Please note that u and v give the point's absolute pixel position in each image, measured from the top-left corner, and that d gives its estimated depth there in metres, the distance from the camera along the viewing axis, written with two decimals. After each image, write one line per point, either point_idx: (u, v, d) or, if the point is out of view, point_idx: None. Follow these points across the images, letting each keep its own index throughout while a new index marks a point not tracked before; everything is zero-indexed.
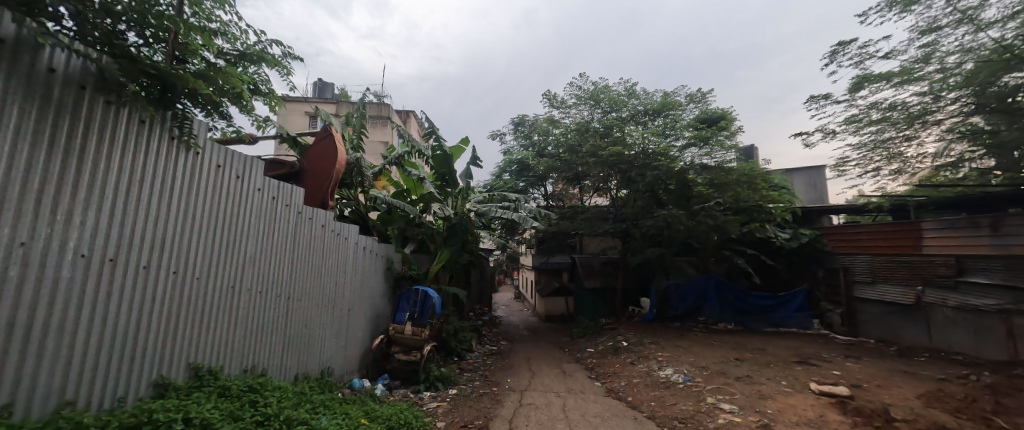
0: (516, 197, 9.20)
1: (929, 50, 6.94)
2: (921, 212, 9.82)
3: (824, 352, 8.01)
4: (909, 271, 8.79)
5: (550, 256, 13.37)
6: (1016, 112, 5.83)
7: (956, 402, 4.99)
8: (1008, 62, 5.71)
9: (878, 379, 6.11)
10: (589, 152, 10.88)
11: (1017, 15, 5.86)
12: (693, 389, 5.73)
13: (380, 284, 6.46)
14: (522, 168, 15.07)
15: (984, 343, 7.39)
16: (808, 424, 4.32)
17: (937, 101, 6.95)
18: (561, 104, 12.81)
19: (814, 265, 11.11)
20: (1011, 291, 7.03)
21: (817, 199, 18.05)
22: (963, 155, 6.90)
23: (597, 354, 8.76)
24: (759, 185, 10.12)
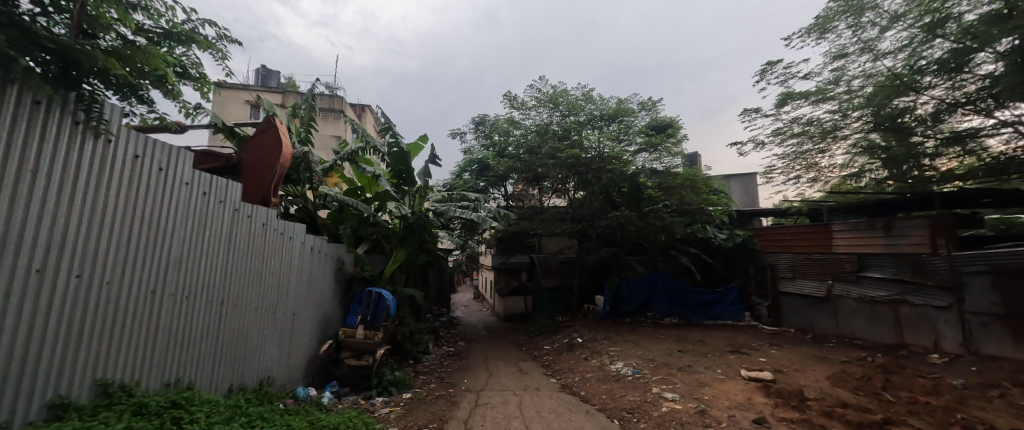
0: (475, 197, 9.11)
1: (838, 74, 8.00)
2: (835, 215, 10.95)
3: (754, 342, 8.71)
4: (822, 268, 9.73)
5: (510, 256, 13.41)
6: (902, 131, 7.03)
7: (856, 381, 5.61)
8: (897, 88, 6.84)
9: (797, 364, 6.74)
10: (548, 153, 11.05)
11: (905, 49, 6.79)
12: (640, 380, 6.00)
13: (329, 285, 6.16)
14: (482, 167, 15.02)
15: (879, 329, 8.30)
16: (737, 406, 4.65)
17: (843, 119, 8.08)
18: (520, 105, 12.89)
19: (747, 263, 12.05)
20: (897, 283, 8.01)
21: (751, 203, 19.62)
22: (863, 166, 8.12)
23: (554, 352, 8.92)
24: (702, 189, 10.98)
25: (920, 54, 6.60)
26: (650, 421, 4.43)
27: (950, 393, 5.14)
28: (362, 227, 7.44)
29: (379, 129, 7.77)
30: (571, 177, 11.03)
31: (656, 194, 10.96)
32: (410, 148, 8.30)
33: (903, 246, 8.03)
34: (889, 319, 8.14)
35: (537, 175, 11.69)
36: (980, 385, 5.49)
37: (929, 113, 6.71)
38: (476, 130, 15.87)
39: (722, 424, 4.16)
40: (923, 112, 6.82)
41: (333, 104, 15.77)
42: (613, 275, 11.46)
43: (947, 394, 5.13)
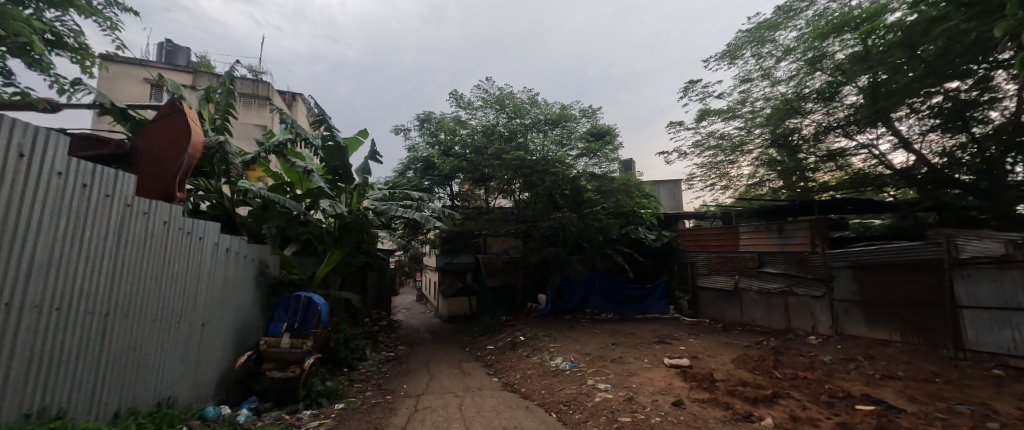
0: (419, 196, 8.98)
1: (744, 97, 9.86)
2: (744, 219, 12.26)
3: (677, 332, 9.53)
4: (730, 264, 10.87)
5: (455, 256, 13.33)
6: (793, 148, 8.96)
7: (756, 361, 6.39)
8: (789, 111, 8.63)
9: (711, 350, 7.51)
10: (493, 155, 11.14)
11: (794, 79, 8.70)
12: (577, 374, 6.32)
13: (249, 291, 5.74)
14: (426, 166, 14.74)
15: (773, 317, 9.52)
16: (660, 391, 5.10)
17: (748, 136, 9.92)
18: (466, 105, 12.85)
19: (672, 261, 13.11)
20: (786, 276, 9.25)
21: (677, 207, 21.34)
22: (763, 177, 10.15)
23: (496, 351, 9.06)
24: (634, 193, 11.79)
25: (805, 83, 8.33)
26: (584, 412, 4.70)
27: (822, 368, 6.07)
28: (291, 227, 7.05)
29: (312, 121, 7.36)
30: (516, 178, 11.23)
31: (595, 197, 11.39)
32: (349, 142, 7.96)
33: (793, 245, 9.16)
34: (783, 310, 9.27)
35: (483, 175, 11.74)
36: (842, 360, 6.55)
37: (811, 133, 8.62)
38: (422, 128, 15.56)
39: (646, 408, 4.53)
40: (807, 131, 8.72)
41: (256, 89, 14.54)
42: (556, 274, 11.88)
43: (820, 368, 6.03)
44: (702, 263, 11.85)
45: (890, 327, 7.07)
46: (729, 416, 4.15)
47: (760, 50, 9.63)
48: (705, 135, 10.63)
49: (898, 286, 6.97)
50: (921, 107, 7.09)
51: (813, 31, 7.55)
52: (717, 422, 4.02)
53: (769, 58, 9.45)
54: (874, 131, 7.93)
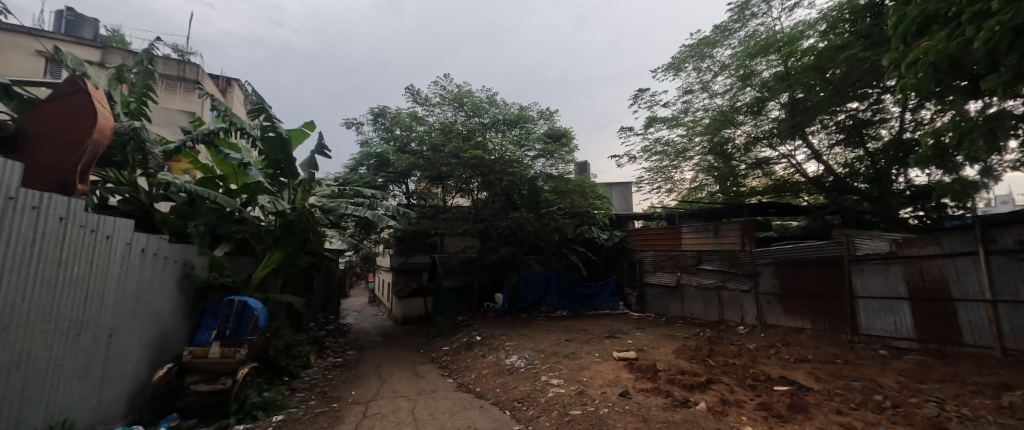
0: (371, 194, 8.75)
1: (686, 107, 10.61)
2: (688, 220, 13.08)
3: (625, 327, 9.99)
4: (673, 262, 11.55)
5: (409, 256, 13.08)
6: (728, 156, 9.96)
7: (693, 351, 6.86)
8: (722, 122, 9.58)
9: (655, 343, 7.96)
10: (451, 153, 11.04)
11: (727, 93, 9.59)
12: (531, 371, 6.46)
13: (171, 297, 5.26)
14: (380, 162, 14.28)
15: (708, 309, 10.25)
16: (608, 384, 5.35)
17: (689, 144, 10.69)
18: (423, 101, 12.63)
19: (622, 260, 13.70)
20: (720, 272, 9.98)
21: (628, 208, 22.33)
22: (703, 182, 11.03)
23: (451, 352, 9.02)
24: (588, 195, 12.21)
25: (738, 97, 9.24)
26: (538, 408, 4.83)
27: (749, 354, 6.64)
28: (222, 224, 6.67)
29: (250, 109, 6.84)
30: (475, 177, 11.26)
31: (552, 197, 11.80)
32: (294, 133, 7.56)
33: (726, 244, 9.94)
34: (719, 305, 9.96)
35: (441, 174, 11.62)
36: (765, 346, 7.22)
37: (741, 143, 9.65)
38: (377, 123, 15.09)
39: (595, 400, 4.75)
40: (738, 141, 9.72)
41: (185, 72, 12.33)
42: (512, 273, 12.00)
43: (747, 355, 6.60)
44: (650, 263, 12.48)
45: (803, 316, 7.87)
46: (669, 403, 4.46)
47: (700, 65, 10.37)
48: (652, 141, 11.32)
49: (811, 279, 7.75)
50: (829, 124, 8.26)
51: (744, 51, 8.47)
52: (659, 409, 4.29)
53: (707, 73, 10.21)
54: (792, 143, 9.02)
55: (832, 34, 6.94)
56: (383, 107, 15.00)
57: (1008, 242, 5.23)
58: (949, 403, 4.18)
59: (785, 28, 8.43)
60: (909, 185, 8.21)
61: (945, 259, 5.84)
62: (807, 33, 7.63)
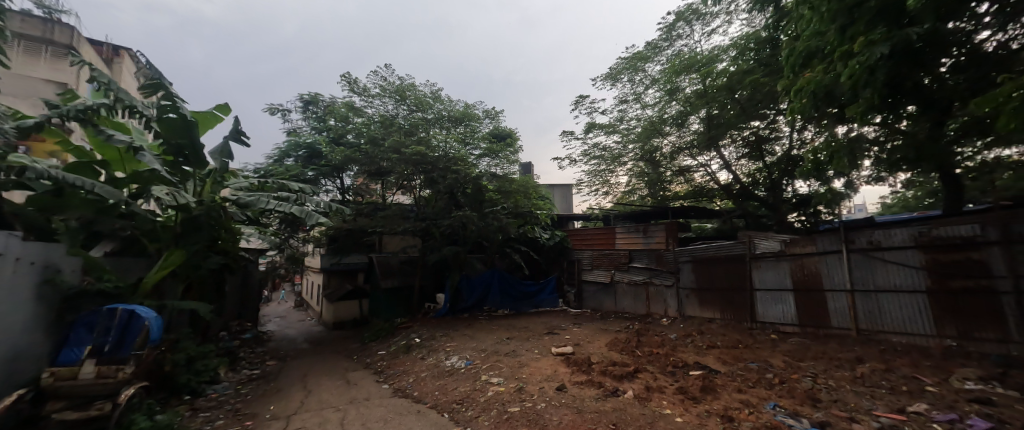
0: (299, 188, 8.21)
1: (621, 116, 11.28)
2: (623, 221, 13.87)
3: (563, 323, 10.38)
4: (607, 260, 12.20)
5: (343, 255, 12.51)
6: (655, 163, 10.80)
7: (623, 343, 7.31)
8: (651, 132, 10.37)
9: (590, 336, 8.41)
10: (391, 148, 10.66)
11: (655, 105, 10.34)
12: (471, 371, 6.49)
13: (25, 307, 4.42)
14: (310, 154, 13.32)
15: (637, 304, 10.99)
16: (546, 379, 5.56)
17: (622, 150, 11.39)
18: (361, 91, 12.07)
19: (562, 259, 14.19)
20: (647, 269, 10.72)
21: (569, 209, 23.17)
22: (634, 187, 11.81)
23: (387, 357, 8.74)
24: (531, 195, 12.50)
25: (665, 109, 10.03)
26: (477, 408, 4.87)
27: (668, 344, 7.24)
28: (102, 220, 5.80)
29: (145, 84, 5.92)
30: (417, 174, 11.02)
31: (496, 197, 11.83)
32: (202, 116, 6.77)
33: (654, 244, 10.88)
34: (647, 299, 10.69)
35: (380, 169, 11.20)
36: (682, 335, 7.92)
37: (667, 152, 10.50)
38: (309, 113, 14.12)
39: (533, 396, 4.90)
40: (665, 150, 10.56)
41: (51, 34, 9.56)
42: (454, 273, 11.89)
43: (668, 344, 7.18)
44: (588, 261, 13.04)
45: (714, 307, 8.76)
46: (601, 393, 4.73)
47: (634, 77, 11.06)
48: (590, 146, 11.89)
49: (721, 276, 8.61)
50: (737, 139, 9.33)
51: (671, 68, 9.25)
52: (591, 400, 4.54)
53: (640, 85, 10.92)
54: (708, 154, 10.03)
55: (740, 59, 7.73)
56: (317, 95, 14.06)
57: (862, 242, 6.16)
58: (820, 377, 4.92)
59: (705, 50, 9.35)
60: (795, 194, 9.78)
61: (819, 256, 6.78)
62: (721, 56, 8.52)
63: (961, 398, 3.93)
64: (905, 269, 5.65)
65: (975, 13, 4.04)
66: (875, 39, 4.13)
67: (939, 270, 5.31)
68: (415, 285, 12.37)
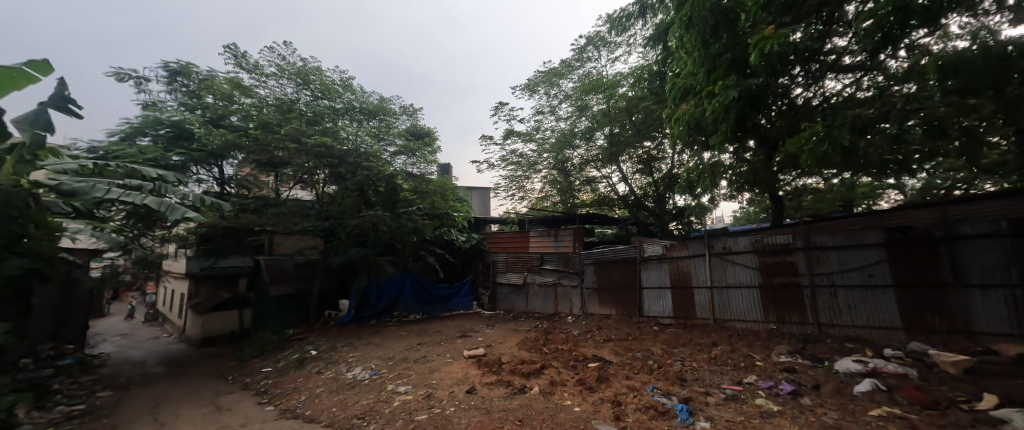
0: (156, 175, 7.01)
1: (536, 126, 11.86)
2: (537, 225, 14.51)
3: (476, 325, 10.44)
4: (522, 262, 12.66)
5: (219, 258, 11.00)
6: (567, 173, 11.62)
7: (534, 342, 7.61)
8: (563, 143, 11.07)
9: (503, 337, 8.61)
10: (289, 136, 9.52)
11: (567, 118, 11.05)
12: (376, 382, 6.20)
13: None
14: (176, 135, 10.55)
15: (546, 304, 11.54)
16: (456, 383, 5.58)
17: (537, 159, 11.98)
18: (253, 69, 10.82)
19: (477, 261, 14.32)
20: (557, 272, 11.33)
21: (485, 212, 23.47)
22: (547, 195, 12.48)
23: (273, 374, 7.91)
24: (449, 197, 12.64)
25: (576, 124, 10.78)
26: (379, 421, 4.69)
27: (568, 340, 7.72)
28: None
29: None
30: (322, 167, 10.21)
31: (411, 196, 11.61)
32: (4, 73, 5.38)
33: (563, 247, 11.61)
34: (555, 299, 11.29)
35: (272, 160, 10.14)
36: (584, 331, 8.56)
37: (577, 163, 11.30)
38: (177, 87, 11.17)
39: (442, 401, 4.89)
40: (575, 161, 11.36)
41: None
42: (361, 276, 11.16)
43: (571, 341, 7.68)
44: (503, 264, 13.35)
45: (610, 305, 9.60)
46: (509, 392, 4.91)
47: (549, 91, 11.70)
48: (507, 152, 12.34)
49: (617, 277, 9.48)
50: (633, 156, 10.52)
51: (581, 86, 10.04)
52: (499, 399, 4.69)
53: (555, 98, 11.57)
54: (609, 169, 11.12)
55: (637, 86, 8.77)
56: (190, 66, 11.23)
57: (719, 247, 7.28)
58: (687, 360, 5.69)
59: (610, 74, 10.33)
60: (675, 206, 11.28)
61: (689, 258, 7.83)
62: (621, 82, 9.52)
63: (777, 369, 4.90)
64: (747, 270, 6.85)
65: (793, 75, 5.09)
66: (730, 84, 4.97)
67: (769, 270, 6.56)
68: (315, 291, 11.39)
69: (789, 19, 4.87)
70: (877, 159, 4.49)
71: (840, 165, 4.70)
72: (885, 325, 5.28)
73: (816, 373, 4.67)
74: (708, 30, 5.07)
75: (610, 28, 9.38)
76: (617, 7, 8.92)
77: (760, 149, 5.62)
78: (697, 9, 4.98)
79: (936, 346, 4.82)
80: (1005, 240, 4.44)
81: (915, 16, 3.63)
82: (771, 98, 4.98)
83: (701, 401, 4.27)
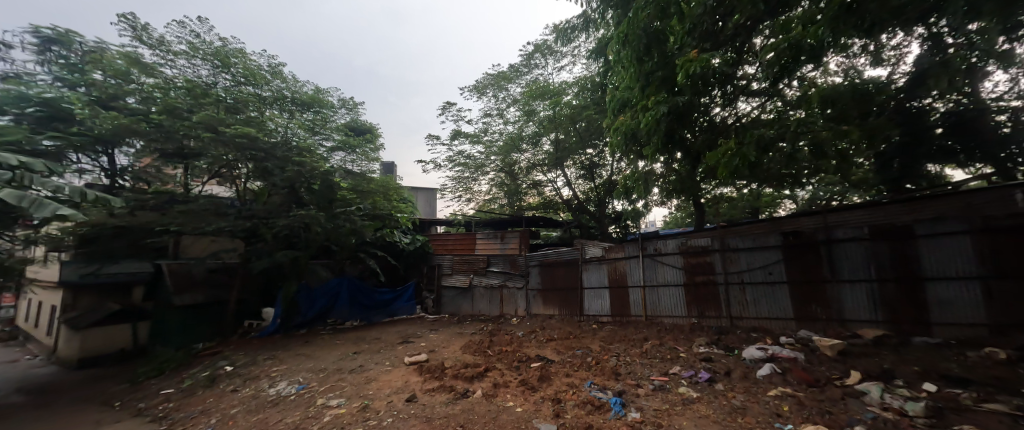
0: (20, 162, 5.94)
1: (484, 128, 11.90)
2: (483, 227, 14.57)
3: (418, 330, 10.22)
4: (467, 264, 12.62)
5: (104, 263, 9.53)
6: (514, 176, 11.78)
7: (478, 345, 7.61)
8: (511, 147, 11.16)
9: (446, 342, 8.50)
10: (203, 123, 8.66)
11: (514, 123, 11.19)
12: (304, 397, 5.83)
13: None
14: (49, 116, 8.06)
15: (492, 306, 11.58)
16: (394, 392, 5.43)
17: (484, 161, 11.98)
18: (157, 45, 9.59)
19: (422, 263, 14.05)
20: (503, 273, 11.44)
21: (431, 213, 23.10)
22: (495, 197, 12.51)
23: (175, 398, 7.17)
24: (391, 196, 12.34)
25: (523, 129, 10.94)
26: None
27: (509, 341, 7.81)
28: None
29: None
30: (243, 161, 9.44)
31: (349, 196, 11.15)
32: None
33: (508, 249, 12.00)
34: (501, 301, 11.38)
35: (182, 152, 9.23)
36: (529, 332, 8.72)
37: (524, 167, 11.49)
38: (51, 58, 8.44)
39: (380, 412, 4.74)
40: (522, 164, 11.53)
41: None
42: (290, 281, 10.42)
43: (515, 342, 7.78)
44: (448, 266, 13.20)
45: (553, 306, 9.87)
46: (452, 397, 4.87)
47: (497, 94, 11.80)
48: (455, 153, 12.25)
49: (560, 278, 9.76)
50: (575, 163, 11.01)
51: (528, 91, 10.31)
52: (440, 406, 4.64)
53: (503, 102, 11.70)
54: (553, 173, 11.46)
55: (581, 95, 9.32)
56: (70, 34, 8.60)
57: (651, 249, 7.77)
58: (622, 355, 6.02)
59: (556, 82, 10.72)
60: (614, 209, 11.89)
61: (625, 259, 8.27)
62: (566, 90, 9.95)
63: (697, 359, 5.33)
64: (673, 270, 7.39)
65: (715, 97, 5.60)
66: (661, 100, 5.35)
67: (692, 270, 7.12)
68: (234, 299, 10.51)
69: (710, 46, 5.40)
70: (777, 172, 5.07)
71: (749, 177, 5.22)
72: (782, 315, 6.00)
73: (727, 360, 5.16)
74: (642, 49, 5.39)
75: (557, 37, 9.68)
76: (563, 19, 9.22)
77: (686, 161, 6.11)
78: (632, 28, 5.26)
79: (818, 333, 5.58)
80: (868, 243, 5.30)
81: (805, 54, 4.21)
82: (694, 114, 5.44)
83: (633, 393, 4.55)
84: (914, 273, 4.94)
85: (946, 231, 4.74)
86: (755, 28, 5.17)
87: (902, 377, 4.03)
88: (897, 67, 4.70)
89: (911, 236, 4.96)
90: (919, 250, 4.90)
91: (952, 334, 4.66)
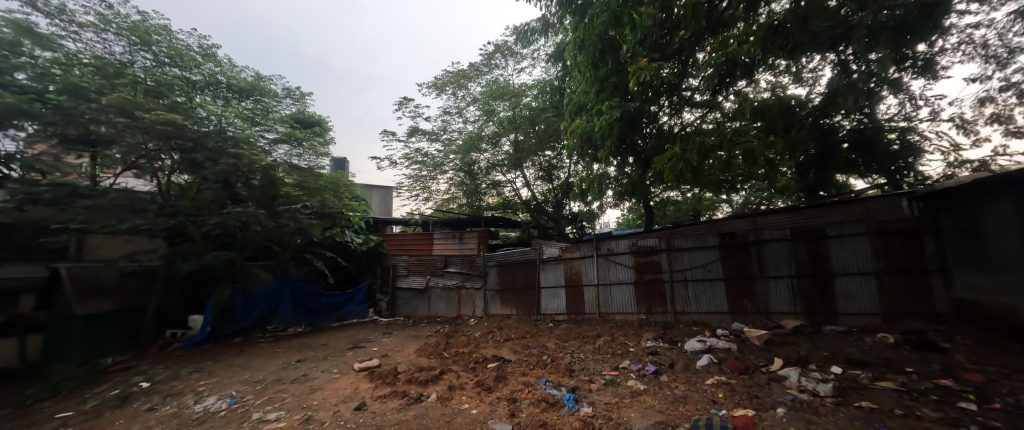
0: None
1: (444, 127, 11.75)
2: (439, 227, 14.40)
3: (368, 335, 9.90)
4: (423, 265, 12.42)
5: None
6: (472, 174, 11.72)
7: (434, 348, 7.49)
8: (470, 145, 11.08)
9: (399, 346, 8.28)
10: (118, 108, 7.79)
11: (473, 122, 11.15)
12: (237, 412, 5.44)
13: None
14: None
15: (448, 307, 11.48)
16: (341, 401, 5.24)
17: (443, 160, 11.82)
18: (57, 13, 8.45)
19: (375, 265, 13.64)
20: (461, 274, 11.36)
21: (386, 212, 22.45)
22: (455, 197, 12.37)
23: (74, 421, 5.97)
24: (343, 195, 11.59)
25: (483, 128, 10.92)
26: None
27: (464, 343, 7.75)
28: None
29: None
30: (167, 151, 8.61)
31: (295, 193, 10.54)
32: None
33: (467, 250, 11.89)
34: (458, 303, 11.29)
35: (88, 135, 7.91)
36: (485, 332, 8.70)
37: (483, 166, 11.50)
38: None
39: (324, 423, 4.53)
40: (482, 164, 11.54)
41: None
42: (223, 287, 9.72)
43: (471, 343, 7.74)
44: (403, 267, 12.93)
45: (511, 306, 9.95)
46: (404, 402, 4.78)
47: (457, 92, 11.71)
48: (413, 150, 12.00)
49: (518, 278, 9.83)
50: (533, 164, 11.18)
51: (488, 91, 10.32)
52: (391, 412, 4.54)
53: (462, 101, 11.62)
54: (511, 173, 11.53)
55: (540, 98, 9.49)
56: None
57: (605, 249, 8.03)
58: (577, 352, 6.19)
59: (516, 83, 10.80)
60: (570, 211, 12.19)
61: (581, 259, 8.50)
62: (525, 92, 10.07)
63: (645, 353, 5.60)
64: (624, 269, 7.70)
65: (663, 105, 5.93)
66: (614, 104, 5.57)
67: (641, 268, 7.45)
68: (150, 307, 9.44)
69: (659, 56, 5.65)
70: (716, 178, 5.45)
71: (693, 182, 5.57)
72: (719, 310, 6.43)
73: (672, 353, 5.45)
74: (597, 54, 5.54)
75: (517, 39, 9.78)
76: (524, 21, 9.34)
77: (636, 164, 6.39)
78: (589, 32, 5.41)
79: (748, 325, 6.06)
80: (790, 243, 5.84)
81: (739, 69, 4.51)
82: (644, 121, 5.71)
83: (585, 388, 4.69)
84: (826, 270, 5.55)
85: (850, 233, 5.40)
86: (699, 42, 5.50)
87: (815, 362, 4.47)
88: (814, 87, 5.21)
89: (824, 237, 5.57)
90: (831, 250, 5.52)
91: (854, 322, 5.31)
